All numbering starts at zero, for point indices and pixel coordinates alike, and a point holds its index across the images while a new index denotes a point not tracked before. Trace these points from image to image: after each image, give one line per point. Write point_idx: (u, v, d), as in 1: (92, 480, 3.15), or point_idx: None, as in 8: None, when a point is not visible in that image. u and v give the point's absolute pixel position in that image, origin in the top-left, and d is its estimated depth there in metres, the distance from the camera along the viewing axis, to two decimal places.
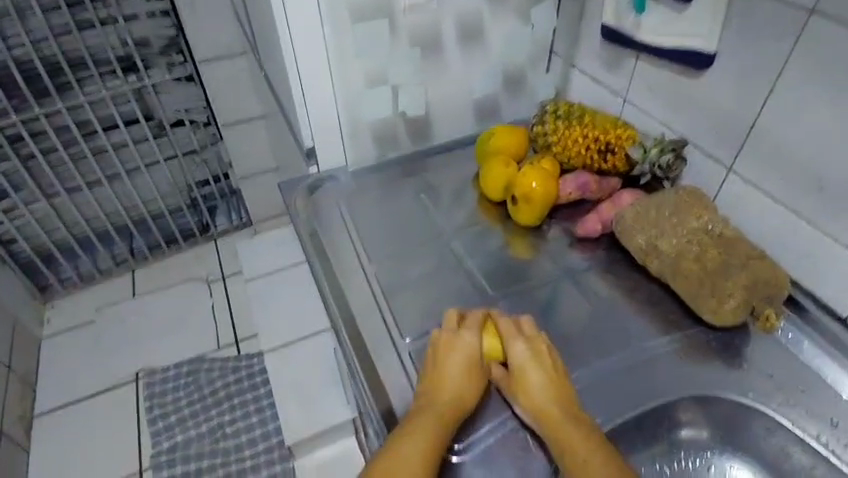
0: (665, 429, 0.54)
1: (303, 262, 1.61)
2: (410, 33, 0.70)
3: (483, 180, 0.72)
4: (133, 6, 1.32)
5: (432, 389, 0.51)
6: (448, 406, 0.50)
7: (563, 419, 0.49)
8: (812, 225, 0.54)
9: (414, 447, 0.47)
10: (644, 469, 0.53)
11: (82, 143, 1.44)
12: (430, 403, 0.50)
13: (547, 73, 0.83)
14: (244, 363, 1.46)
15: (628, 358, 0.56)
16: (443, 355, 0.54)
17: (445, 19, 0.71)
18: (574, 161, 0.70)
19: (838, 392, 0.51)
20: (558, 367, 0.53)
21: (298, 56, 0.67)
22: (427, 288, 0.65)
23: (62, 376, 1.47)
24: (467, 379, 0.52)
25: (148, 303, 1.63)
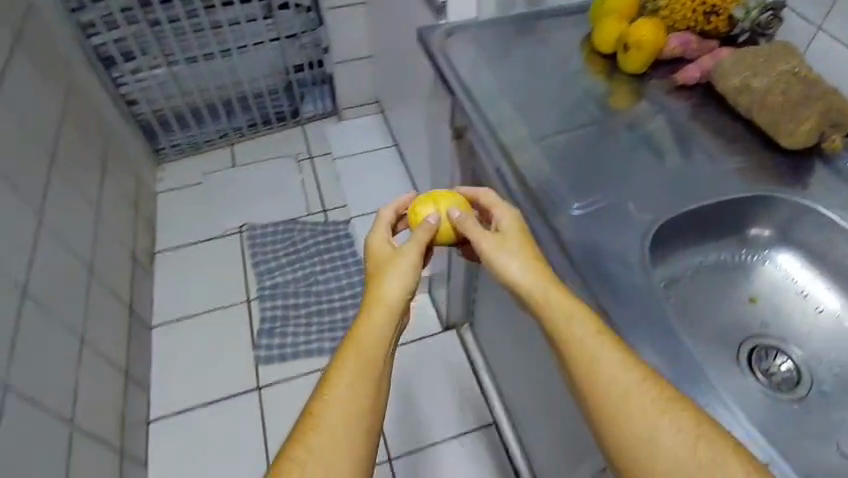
0: (733, 226, 0.68)
1: (389, 146, 1.80)
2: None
3: (597, 35, 0.84)
4: None
5: (364, 309, 0.54)
6: (378, 328, 0.53)
7: (534, 277, 0.53)
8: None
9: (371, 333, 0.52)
10: (710, 255, 0.70)
11: (201, 15, 1.59)
12: (362, 327, 0.53)
13: None
14: (332, 228, 1.66)
15: (710, 171, 0.69)
16: (379, 264, 0.58)
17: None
18: (680, 23, 0.79)
19: None
20: (513, 227, 0.58)
21: None
22: (542, 113, 0.78)
23: (177, 224, 1.71)
24: (409, 278, 0.56)
25: (246, 172, 1.84)
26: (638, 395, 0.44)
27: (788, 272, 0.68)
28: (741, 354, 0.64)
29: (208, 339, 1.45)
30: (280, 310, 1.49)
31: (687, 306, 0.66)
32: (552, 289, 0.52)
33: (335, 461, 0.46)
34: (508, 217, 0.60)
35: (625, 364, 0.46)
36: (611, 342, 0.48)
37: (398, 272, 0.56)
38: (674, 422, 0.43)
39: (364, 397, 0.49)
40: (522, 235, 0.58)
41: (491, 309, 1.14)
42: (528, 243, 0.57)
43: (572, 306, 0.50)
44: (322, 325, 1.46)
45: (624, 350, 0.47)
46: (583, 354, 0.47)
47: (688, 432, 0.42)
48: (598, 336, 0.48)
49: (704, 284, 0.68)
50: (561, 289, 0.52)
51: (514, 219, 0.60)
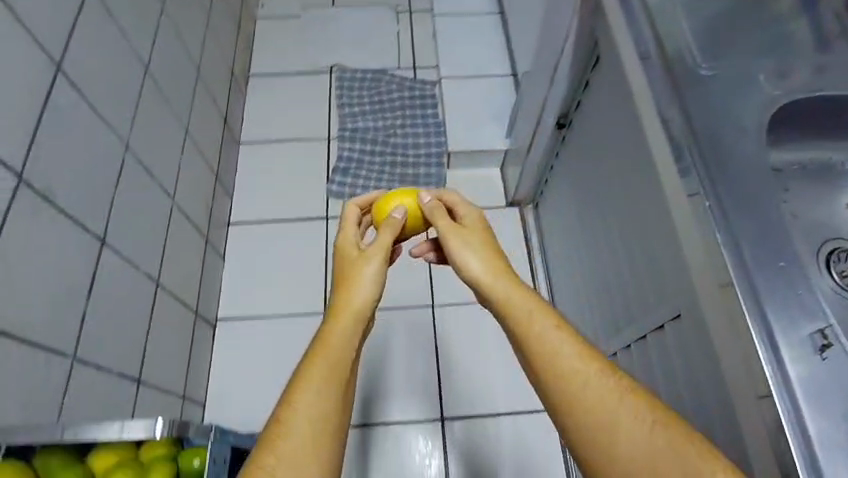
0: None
1: (492, 14, 1.74)
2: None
3: None
4: None
5: (336, 313, 0.59)
6: (351, 328, 0.59)
7: (498, 271, 0.63)
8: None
9: (343, 334, 0.58)
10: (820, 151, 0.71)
11: None
12: (337, 329, 0.58)
13: None
14: (419, 86, 1.66)
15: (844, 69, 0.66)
16: (349, 268, 0.64)
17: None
18: None
19: None
20: (472, 230, 0.68)
21: None
22: None
23: (272, 52, 1.75)
24: (379, 281, 0.62)
25: (344, 14, 1.82)
26: (592, 382, 0.53)
27: None
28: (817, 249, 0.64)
29: (289, 165, 1.55)
30: (356, 153, 1.55)
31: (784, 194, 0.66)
32: (511, 284, 0.61)
33: (310, 462, 0.49)
34: (471, 220, 0.70)
35: (586, 363, 0.54)
36: (570, 341, 0.56)
37: (376, 275, 0.62)
38: (629, 411, 0.51)
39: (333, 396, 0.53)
40: (479, 236, 0.67)
41: (569, 186, 1.16)
42: (487, 242, 0.67)
43: (530, 303, 0.59)
44: (394, 176, 1.52)
45: (570, 337, 0.56)
46: (541, 347, 0.56)
47: (646, 423, 0.50)
48: (558, 333, 0.56)
49: (801, 183, 0.68)
50: (517, 281, 0.62)
51: (475, 222, 0.69)
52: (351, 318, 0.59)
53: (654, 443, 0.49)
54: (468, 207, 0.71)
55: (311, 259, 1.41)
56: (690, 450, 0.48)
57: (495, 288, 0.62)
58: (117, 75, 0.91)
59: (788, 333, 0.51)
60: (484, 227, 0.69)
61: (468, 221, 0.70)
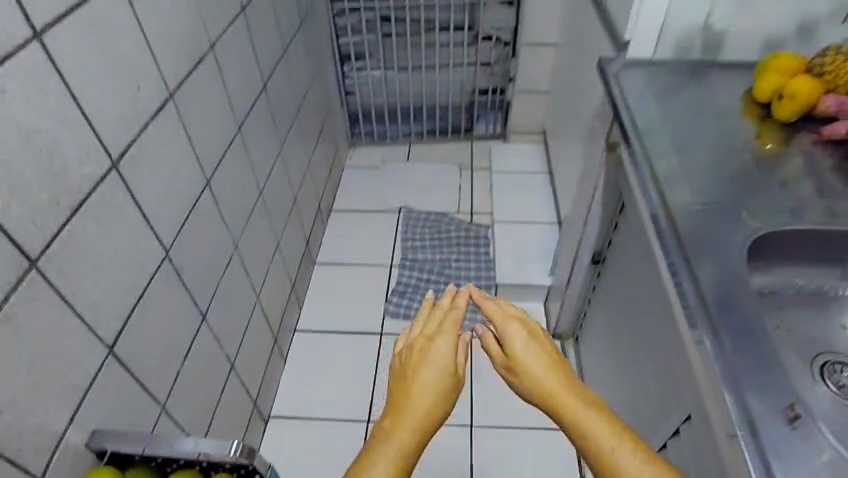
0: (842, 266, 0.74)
1: (541, 173, 2.02)
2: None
3: (757, 87, 0.94)
4: None
5: (401, 382, 0.72)
6: (433, 391, 0.69)
7: (534, 351, 0.74)
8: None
9: (430, 384, 0.70)
10: (807, 285, 0.77)
11: (423, 34, 1.93)
12: (423, 373, 0.70)
13: (842, 24, 0.99)
14: (474, 229, 1.88)
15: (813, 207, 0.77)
16: (442, 334, 0.76)
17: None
18: (841, 89, 0.88)
19: None
20: (528, 363, 0.73)
21: None
22: (680, 139, 0.90)
23: (354, 193, 2.06)
24: (446, 357, 0.73)
25: (415, 167, 2.16)
26: (586, 413, 0.65)
27: None
28: (817, 359, 0.70)
29: (353, 286, 1.72)
30: (414, 278, 1.73)
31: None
32: (540, 353, 0.74)
33: None
34: (516, 330, 0.77)
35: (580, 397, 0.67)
36: (562, 382, 0.70)
37: (436, 365, 0.71)
38: (598, 418, 0.65)
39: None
40: (539, 359, 0.73)
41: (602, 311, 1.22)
42: (519, 326, 0.77)
43: (550, 368, 0.72)
44: None
45: (635, 452, 0.61)
46: (563, 379, 0.70)
47: (606, 421, 0.64)
48: (559, 381, 0.70)
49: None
50: (544, 351, 0.74)
51: (516, 326, 0.78)
52: (446, 374, 0.71)
53: (603, 437, 0.62)
54: (507, 311, 0.80)
55: (362, 372, 1.50)
56: (628, 449, 0.61)
57: (539, 350, 0.74)
58: (241, 190, 1.17)
59: (810, 454, 0.53)
60: (516, 329, 0.77)
61: (526, 356, 0.73)
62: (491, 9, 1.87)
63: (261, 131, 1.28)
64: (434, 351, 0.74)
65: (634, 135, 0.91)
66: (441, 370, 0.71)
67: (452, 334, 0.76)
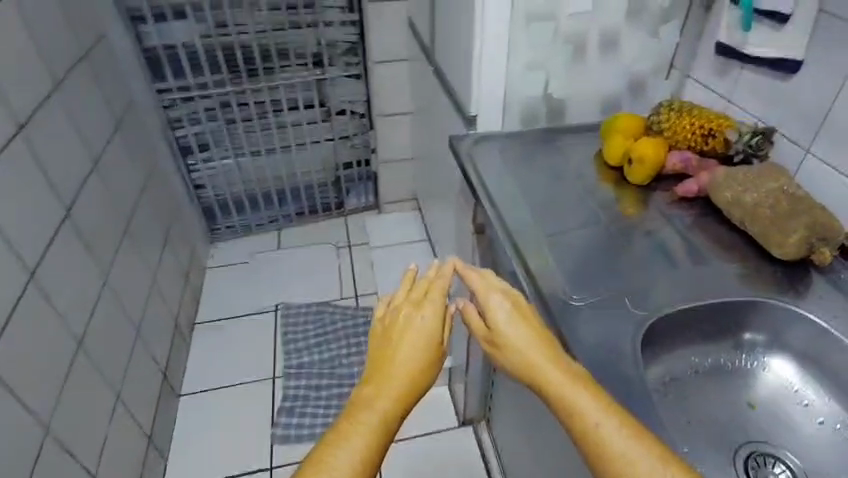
0: (732, 334, 0.70)
1: (422, 241, 1.94)
2: (599, 19, 0.92)
3: (607, 150, 0.93)
4: (331, 32, 1.68)
5: (381, 349, 0.61)
6: (425, 357, 0.61)
7: (525, 325, 0.61)
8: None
9: (412, 348, 0.60)
10: (708, 361, 0.71)
11: (270, 116, 1.79)
12: (408, 334, 0.61)
13: (665, 80, 1.02)
14: (361, 313, 1.72)
15: (689, 276, 0.73)
16: (428, 291, 0.66)
17: (622, 10, 0.91)
18: (682, 143, 0.88)
19: None
20: (514, 338, 0.60)
21: (484, 55, 0.92)
22: (546, 219, 0.83)
23: (220, 297, 1.82)
24: (431, 323, 0.62)
25: (288, 254, 1.97)
26: (581, 398, 0.53)
27: (787, 381, 0.68)
28: (741, 450, 0.63)
29: (231, 413, 1.47)
30: (302, 389, 1.51)
31: (801, 405, 0.67)
32: (533, 328, 0.60)
33: None
34: (505, 300, 0.63)
35: (577, 380, 0.54)
36: (558, 362, 0.57)
37: (427, 319, 0.62)
38: (597, 403, 0.52)
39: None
40: (525, 331, 0.60)
41: (508, 399, 1.11)
42: (509, 297, 0.64)
43: (544, 344, 0.59)
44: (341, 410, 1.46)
45: (630, 435, 0.49)
46: (558, 360, 0.57)
47: (603, 409, 0.51)
48: (553, 358, 0.57)
49: (762, 374, 0.70)
50: (537, 325, 0.61)
51: (506, 295, 0.64)
52: (425, 343, 0.61)
53: (602, 424, 0.50)
54: (494, 280, 0.67)
55: None
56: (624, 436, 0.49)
57: (531, 323, 0.61)
58: (44, 353, 0.91)
59: None
60: (505, 298, 0.63)
61: (511, 330, 0.60)
62: (339, 84, 1.79)
63: (70, 268, 1.03)
64: (418, 312, 0.63)
65: (498, 222, 0.83)
66: (429, 338, 0.61)
67: (437, 298, 0.65)
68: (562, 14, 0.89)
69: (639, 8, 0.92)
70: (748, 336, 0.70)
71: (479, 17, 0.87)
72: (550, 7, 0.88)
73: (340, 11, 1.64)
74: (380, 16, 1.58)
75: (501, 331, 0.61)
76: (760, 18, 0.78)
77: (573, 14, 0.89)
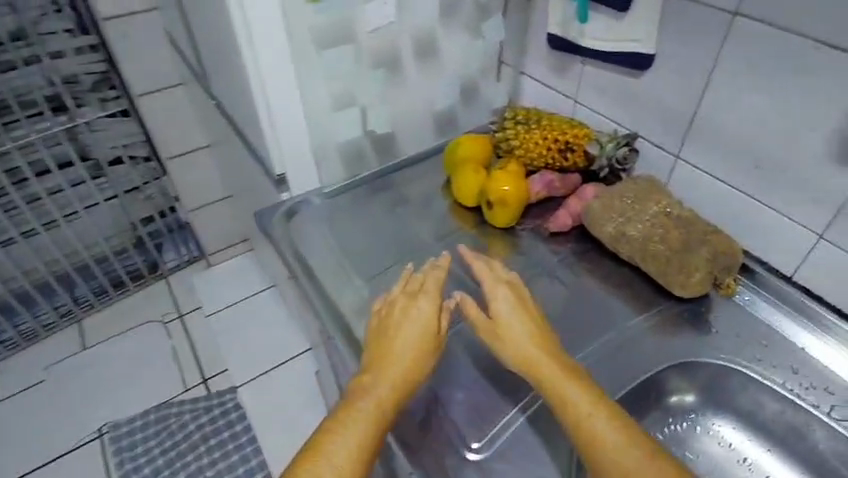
0: (655, 399, 0.59)
1: (269, 288, 1.62)
2: (405, 27, 0.70)
3: (456, 187, 0.75)
4: (67, 65, 1.24)
5: (374, 341, 0.52)
6: (416, 356, 0.51)
7: (534, 329, 0.50)
8: (805, 183, 0.54)
9: (404, 350, 0.50)
10: None
11: (12, 191, 1.32)
12: (401, 331, 0.52)
13: (498, 82, 0.86)
14: (215, 402, 1.40)
15: (597, 347, 0.59)
16: (425, 285, 0.56)
17: (429, 11, 0.71)
18: (538, 162, 0.74)
19: (812, 401, 0.54)
20: (516, 330, 0.50)
21: (269, 101, 0.67)
22: None
23: (14, 443, 1.35)
24: (429, 321, 0.53)
25: (100, 353, 1.53)
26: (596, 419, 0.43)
27: (724, 438, 0.59)
28: None
29: None
30: None
31: (743, 465, 0.57)
32: (542, 333, 0.50)
33: None
34: (510, 292, 0.54)
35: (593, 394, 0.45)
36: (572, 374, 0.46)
37: (421, 314, 0.53)
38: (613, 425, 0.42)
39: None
40: (535, 335, 0.50)
41: None
42: (518, 293, 0.54)
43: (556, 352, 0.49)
44: None
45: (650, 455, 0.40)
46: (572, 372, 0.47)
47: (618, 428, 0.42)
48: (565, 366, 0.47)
49: (703, 436, 0.59)
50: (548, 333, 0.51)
51: (512, 288, 0.54)
52: (418, 347, 0.51)
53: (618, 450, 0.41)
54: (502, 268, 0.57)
55: None
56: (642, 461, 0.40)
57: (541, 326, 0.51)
58: None
59: None
60: (509, 293, 0.53)
61: (516, 325, 0.50)
62: (100, 127, 1.36)
63: None
64: (412, 305, 0.54)
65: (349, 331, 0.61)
66: (425, 336, 0.52)
67: (433, 291, 0.55)
68: (360, 31, 0.66)
69: (452, 5, 0.73)
70: (681, 398, 0.61)
71: (247, 55, 0.62)
72: (341, 24, 0.65)
73: (69, 36, 1.21)
74: (127, 36, 1.19)
75: (501, 325, 0.51)
76: (597, 5, 0.64)
77: (375, 30, 0.67)
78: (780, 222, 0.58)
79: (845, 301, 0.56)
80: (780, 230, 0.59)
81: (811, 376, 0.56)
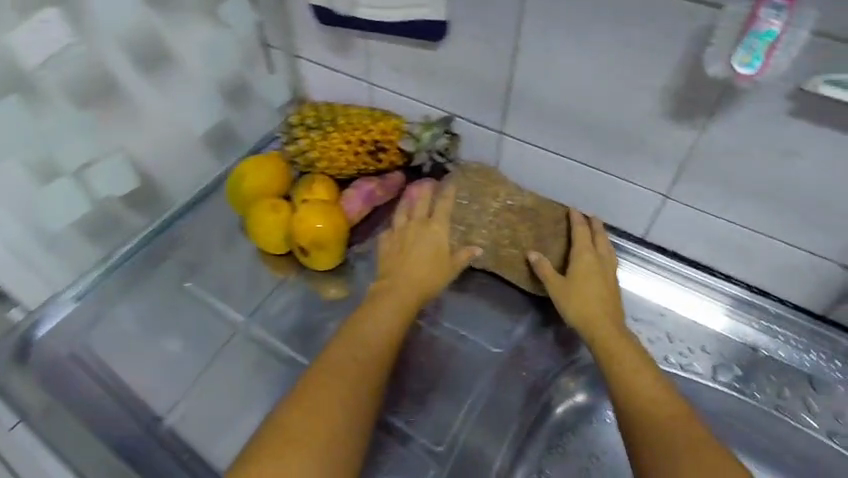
0: (540, 419, 0.54)
1: None
2: (95, 40, 0.47)
3: (255, 235, 0.57)
4: None
5: (390, 260, 0.54)
6: (426, 275, 0.53)
7: (603, 299, 0.51)
8: (640, 145, 0.47)
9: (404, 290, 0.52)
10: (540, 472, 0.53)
11: None
12: (408, 268, 0.53)
13: (271, 73, 0.67)
14: None
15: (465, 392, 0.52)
16: (437, 225, 0.54)
17: (126, 7, 0.48)
18: (349, 171, 0.59)
19: (692, 367, 0.53)
20: (591, 289, 0.51)
21: None
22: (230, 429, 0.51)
23: None
24: (439, 258, 0.54)
25: None
26: (648, 392, 0.44)
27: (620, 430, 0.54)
28: None
29: None
30: None
31: None
32: (609, 310, 0.51)
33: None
34: (591, 258, 0.52)
35: (648, 377, 0.45)
36: (638, 356, 0.47)
37: (431, 257, 0.53)
38: (663, 401, 0.43)
39: (317, 450, 0.39)
40: (601, 306, 0.50)
41: None
42: (608, 264, 0.53)
43: (617, 331, 0.49)
44: None
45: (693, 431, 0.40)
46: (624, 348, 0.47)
47: (665, 402, 0.43)
48: (635, 351, 0.47)
49: (603, 427, 0.55)
50: (613, 311, 0.51)
51: (602, 252, 0.53)
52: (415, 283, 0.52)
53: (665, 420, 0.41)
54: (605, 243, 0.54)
55: None
56: (689, 430, 0.40)
57: (608, 305, 0.51)
58: None
59: None
60: (593, 262, 0.52)
61: (592, 293, 0.51)
62: None
63: None
64: (415, 242, 0.54)
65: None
66: (427, 275, 0.53)
67: (443, 229, 0.54)
68: (22, 68, 0.43)
69: None
70: (570, 401, 0.55)
71: None
72: None
73: None
74: None
75: (578, 283, 0.52)
76: None
77: (48, 60, 0.45)
78: (624, 188, 0.52)
79: (700, 253, 0.53)
80: (624, 196, 0.53)
81: (686, 339, 0.54)
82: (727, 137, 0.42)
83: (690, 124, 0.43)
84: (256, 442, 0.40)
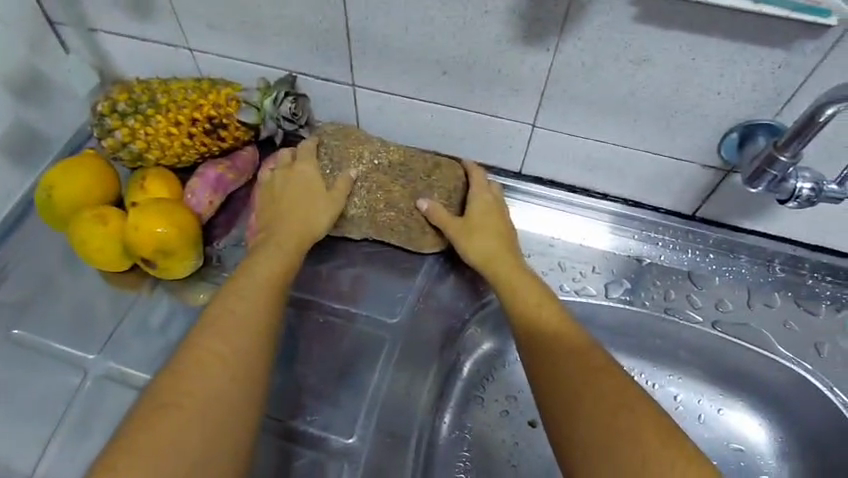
0: (450, 379, 0.52)
1: None
2: None
3: (86, 254, 0.48)
4: None
5: (267, 215, 0.49)
6: (306, 226, 0.48)
7: (500, 236, 0.49)
8: (498, 76, 0.44)
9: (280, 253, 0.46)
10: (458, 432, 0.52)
11: None
12: (286, 225, 0.48)
13: (66, 53, 0.54)
14: None
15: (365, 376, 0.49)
16: (310, 177, 0.49)
17: None
18: (188, 157, 0.51)
19: (586, 289, 0.53)
20: (488, 227, 0.49)
21: None
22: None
23: None
24: (315, 213, 0.48)
25: None
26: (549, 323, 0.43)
27: None
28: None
29: None
30: None
31: None
32: (507, 247, 0.49)
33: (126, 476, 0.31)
34: (484, 202, 0.50)
35: (548, 308, 0.44)
36: (537, 288, 0.46)
37: (308, 214, 0.48)
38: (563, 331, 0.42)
39: (200, 419, 0.34)
40: (499, 240, 0.48)
41: None
42: (502, 206, 0.51)
43: (514, 266, 0.47)
44: None
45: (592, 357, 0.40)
46: (522, 283, 0.46)
47: (563, 331, 0.42)
48: (534, 285, 0.46)
49: (512, 370, 0.54)
50: (511, 247, 0.49)
51: (495, 195, 0.51)
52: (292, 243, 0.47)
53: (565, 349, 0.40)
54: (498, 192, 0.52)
55: None
56: (586, 355, 0.40)
57: (507, 243, 0.49)
58: None
59: None
60: (489, 204, 0.50)
61: (489, 230, 0.49)
62: None
63: None
64: (288, 198, 0.49)
65: None
66: (304, 234, 0.48)
67: (316, 183, 0.49)
68: None
69: None
70: (477, 353, 0.54)
71: None
72: None
73: None
74: None
75: (474, 221, 0.49)
76: None
77: None
78: (493, 124, 0.49)
79: (575, 176, 0.52)
80: (494, 132, 0.50)
81: (575, 263, 0.54)
82: (579, 54, 0.40)
83: (544, 46, 0.41)
84: (127, 420, 0.34)
